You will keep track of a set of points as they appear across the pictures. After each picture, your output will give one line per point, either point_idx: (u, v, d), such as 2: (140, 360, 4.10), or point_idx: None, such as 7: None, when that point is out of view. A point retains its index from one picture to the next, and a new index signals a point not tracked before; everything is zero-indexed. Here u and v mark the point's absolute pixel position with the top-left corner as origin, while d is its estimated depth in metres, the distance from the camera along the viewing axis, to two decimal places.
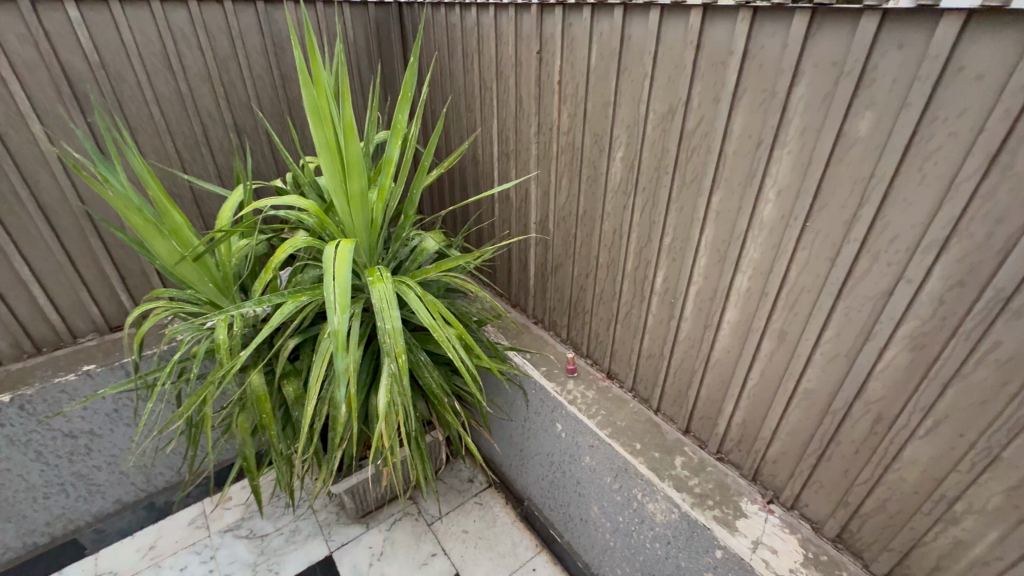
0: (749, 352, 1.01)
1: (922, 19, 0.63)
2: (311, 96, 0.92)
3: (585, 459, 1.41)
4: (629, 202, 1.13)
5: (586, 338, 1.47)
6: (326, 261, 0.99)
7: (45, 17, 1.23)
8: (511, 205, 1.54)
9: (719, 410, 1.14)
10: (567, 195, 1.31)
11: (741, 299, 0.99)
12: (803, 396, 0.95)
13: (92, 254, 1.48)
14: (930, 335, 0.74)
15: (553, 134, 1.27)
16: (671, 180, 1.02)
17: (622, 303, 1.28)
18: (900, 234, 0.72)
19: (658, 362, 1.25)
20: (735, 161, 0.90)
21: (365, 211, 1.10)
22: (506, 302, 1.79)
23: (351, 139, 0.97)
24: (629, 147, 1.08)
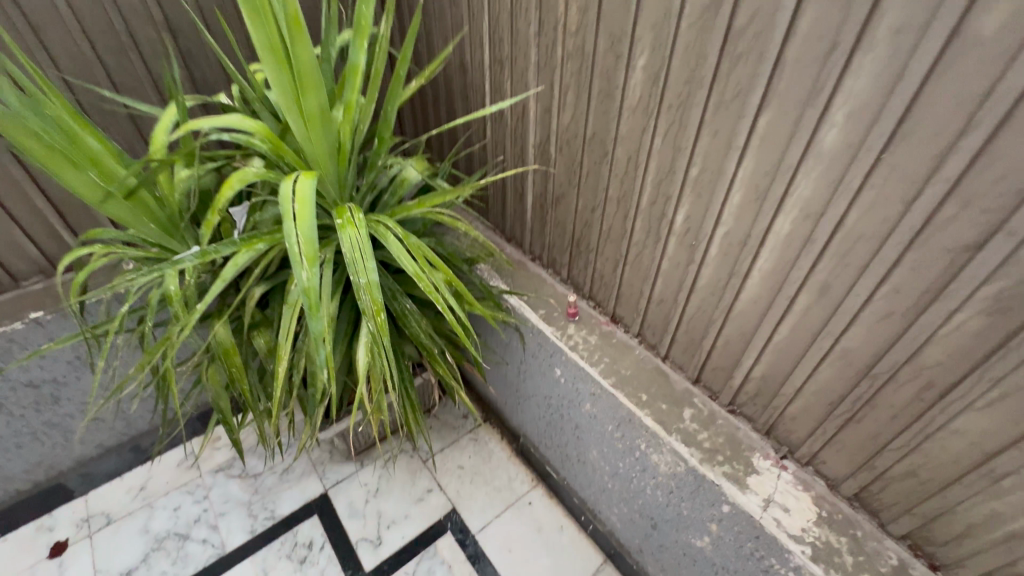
0: (781, 305, 0.89)
1: None
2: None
3: (585, 406, 1.34)
4: (650, 124, 0.94)
5: (589, 279, 1.33)
6: (283, 202, 0.80)
7: None
8: (505, 124, 1.32)
9: (736, 363, 1.04)
10: (573, 113, 1.10)
11: (779, 245, 0.84)
12: (840, 356, 0.84)
13: (16, 185, 1.27)
14: (1019, 299, 0.61)
15: (558, 35, 1.03)
16: (705, 97, 0.83)
17: (633, 242, 1.13)
18: (1010, 173, 0.56)
19: (670, 309, 1.13)
20: (795, 72, 0.70)
21: (328, 135, 0.89)
22: (499, 235, 1.62)
23: (297, 40, 0.74)
24: (655, 53, 0.87)
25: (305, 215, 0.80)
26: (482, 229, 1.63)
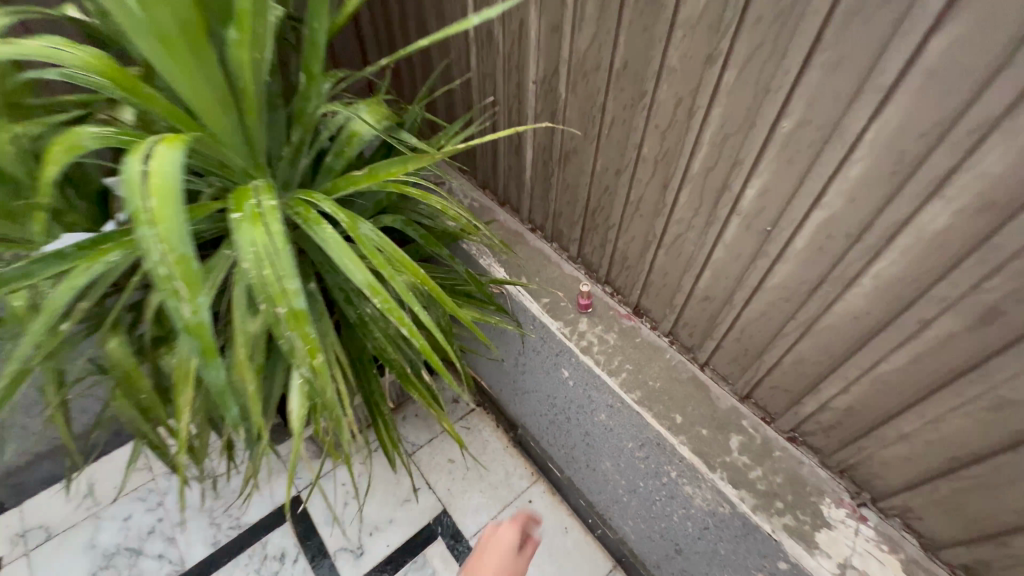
0: (903, 327, 0.61)
1: None
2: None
3: (599, 415, 1.09)
4: (722, 47, 0.61)
5: (606, 260, 1.03)
6: (127, 188, 0.49)
7: None
8: (496, 51, 0.96)
9: (809, 386, 0.78)
10: (596, 33, 0.76)
11: (921, 244, 0.55)
12: (990, 405, 0.58)
13: None
14: None
15: None
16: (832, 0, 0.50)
17: (672, 221, 0.83)
18: None
19: (719, 309, 0.85)
20: None
21: (207, 71, 0.55)
22: (489, 197, 1.29)
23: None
24: None
25: (162, 220, 0.48)
26: (468, 190, 1.31)
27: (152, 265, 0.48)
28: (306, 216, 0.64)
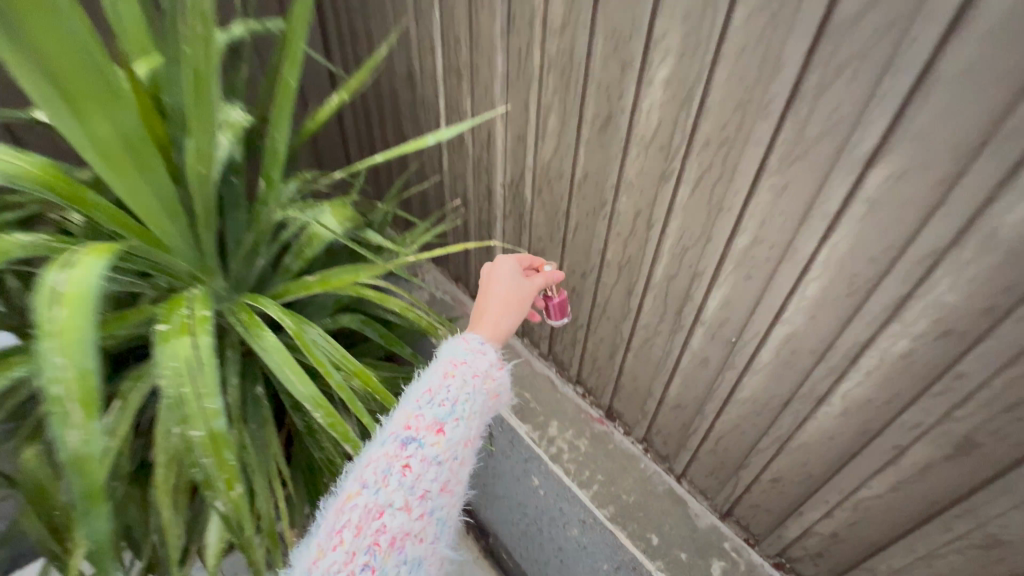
0: (877, 454, 0.57)
1: None
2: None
3: (570, 529, 1.00)
4: (671, 168, 0.63)
5: (577, 359, 1.00)
6: (37, 298, 0.43)
7: None
8: (466, 155, 0.99)
9: (790, 509, 0.72)
10: (556, 147, 0.78)
11: (884, 369, 0.53)
12: (979, 545, 0.53)
13: None
14: None
15: (535, 35, 0.71)
16: (770, 135, 0.51)
17: (639, 327, 0.81)
18: None
19: (691, 419, 0.81)
20: (956, 100, 0.39)
21: None
22: (462, 287, 1.27)
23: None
24: (684, 63, 0.55)
25: (72, 328, 0.42)
26: (442, 283, 1.30)
27: (43, 382, 0.41)
28: (247, 324, 0.61)
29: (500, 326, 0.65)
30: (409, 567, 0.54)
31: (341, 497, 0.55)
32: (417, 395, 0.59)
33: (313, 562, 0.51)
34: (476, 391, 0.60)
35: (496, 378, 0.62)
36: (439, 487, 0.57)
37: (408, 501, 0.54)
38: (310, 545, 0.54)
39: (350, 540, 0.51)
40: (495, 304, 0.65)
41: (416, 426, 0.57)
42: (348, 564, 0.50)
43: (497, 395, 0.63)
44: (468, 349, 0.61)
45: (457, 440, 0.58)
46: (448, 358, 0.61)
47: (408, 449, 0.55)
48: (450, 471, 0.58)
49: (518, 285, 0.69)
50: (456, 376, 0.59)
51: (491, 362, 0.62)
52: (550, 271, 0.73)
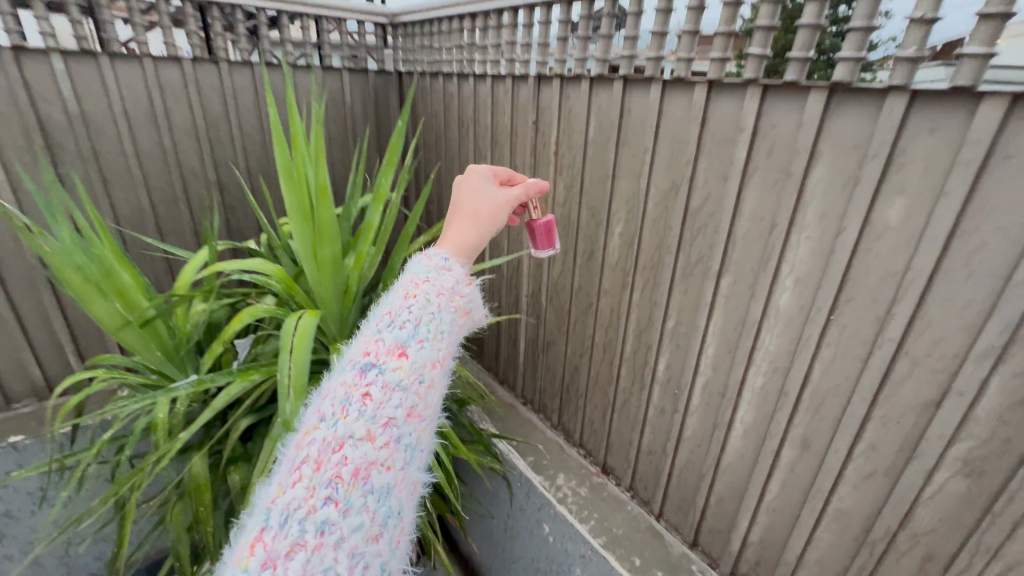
0: (767, 461, 0.88)
1: (958, 102, 0.55)
2: (275, 118, 0.85)
3: (575, 572, 1.19)
4: (628, 280, 1.04)
5: (579, 426, 1.32)
6: (284, 336, 0.87)
7: (26, 67, 1.15)
8: (502, 274, 1.44)
9: (732, 525, 0.98)
10: (562, 268, 1.22)
11: (756, 398, 0.86)
12: (833, 518, 0.80)
13: (43, 311, 1.34)
14: (990, 460, 0.62)
15: (548, 205, 1.20)
16: (674, 262, 0.93)
17: (619, 390, 1.16)
18: (946, 337, 0.62)
19: (660, 460, 1.10)
20: (745, 245, 0.81)
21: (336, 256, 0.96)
22: (492, 376, 1.64)
23: (318, 168, 0.91)
24: (629, 224, 1.01)
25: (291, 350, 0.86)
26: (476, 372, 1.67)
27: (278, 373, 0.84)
28: None
29: (467, 240, 0.74)
30: (379, 497, 0.54)
31: (299, 438, 0.55)
32: (378, 326, 0.61)
33: (271, 502, 0.51)
34: (439, 312, 0.63)
35: (462, 295, 0.67)
36: (405, 414, 0.56)
37: (370, 431, 0.54)
38: (270, 486, 0.54)
39: (309, 477, 0.51)
40: (464, 220, 0.76)
41: (376, 354, 0.58)
42: (308, 500, 0.50)
43: (465, 311, 0.68)
44: (431, 268, 0.67)
45: (421, 363, 0.59)
46: (409, 283, 0.65)
47: (368, 376, 0.56)
48: (416, 396, 0.58)
49: (488, 202, 0.79)
50: (417, 298, 0.63)
51: (457, 281, 0.67)
52: (525, 186, 0.84)
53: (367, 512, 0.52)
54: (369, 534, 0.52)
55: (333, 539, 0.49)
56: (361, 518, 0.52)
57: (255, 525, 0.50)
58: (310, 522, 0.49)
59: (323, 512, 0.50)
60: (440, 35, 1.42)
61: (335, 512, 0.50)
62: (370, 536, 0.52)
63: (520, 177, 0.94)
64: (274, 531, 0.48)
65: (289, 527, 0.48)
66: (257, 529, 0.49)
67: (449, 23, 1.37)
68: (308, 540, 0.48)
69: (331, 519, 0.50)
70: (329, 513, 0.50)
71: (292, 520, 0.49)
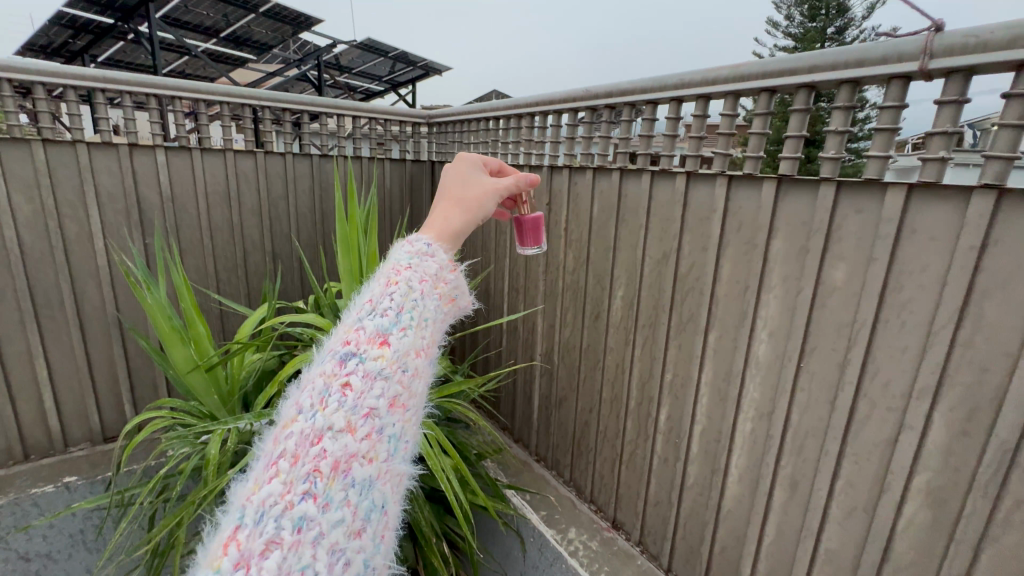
0: (761, 504, 0.95)
1: (871, 190, 0.72)
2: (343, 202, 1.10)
3: None
4: (630, 337, 1.18)
5: (590, 480, 1.38)
6: None
7: (137, 159, 1.43)
8: (518, 336, 1.58)
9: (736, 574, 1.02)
10: (572, 328, 1.37)
11: (747, 442, 0.96)
12: (826, 558, 0.86)
13: (111, 361, 1.52)
14: (947, 489, 0.70)
15: (559, 273, 1.37)
16: (668, 319, 1.07)
17: (626, 442, 1.24)
18: (892, 378, 0.73)
19: (666, 511, 1.16)
20: (726, 304, 0.95)
21: None
22: (508, 435, 1.71)
23: (370, 239, 1.14)
24: (629, 287, 1.16)
25: None
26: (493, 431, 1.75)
27: None
28: None
29: (450, 223, 0.60)
30: (361, 491, 0.42)
31: (275, 430, 0.43)
32: (355, 312, 0.49)
33: (243, 498, 0.38)
34: (425, 299, 0.50)
35: (448, 282, 0.54)
36: (389, 405, 0.44)
37: (350, 422, 0.42)
38: (241, 484, 0.41)
39: (285, 470, 0.39)
40: (443, 205, 0.63)
41: (355, 340, 0.45)
42: (284, 496, 0.38)
43: (452, 307, 0.56)
44: (412, 253, 0.53)
45: (406, 350, 0.46)
46: (390, 265, 0.52)
47: (348, 365, 0.44)
48: (401, 385, 0.46)
49: (473, 186, 0.66)
50: (400, 284, 0.49)
51: (441, 266, 0.54)
52: (515, 178, 0.74)
53: (348, 508, 0.40)
54: (351, 530, 0.40)
55: (310, 539, 0.37)
56: (342, 513, 0.40)
57: (224, 526, 0.37)
58: (287, 518, 0.37)
59: (301, 508, 0.37)
60: (468, 133, 1.70)
61: (312, 509, 0.38)
62: (352, 535, 0.40)
63: (511, 168, 0.84)
64: (248, 528, 0.36)
65: (265, 524, 0.36)
66: (228, 528, 0.37)
67: (478, 124, 1.65)
68: (284, 538, 0.36)
69: (308, 516, 0.38)
70: (306, 510, 0.38)
71: (266, 517, 0.36)
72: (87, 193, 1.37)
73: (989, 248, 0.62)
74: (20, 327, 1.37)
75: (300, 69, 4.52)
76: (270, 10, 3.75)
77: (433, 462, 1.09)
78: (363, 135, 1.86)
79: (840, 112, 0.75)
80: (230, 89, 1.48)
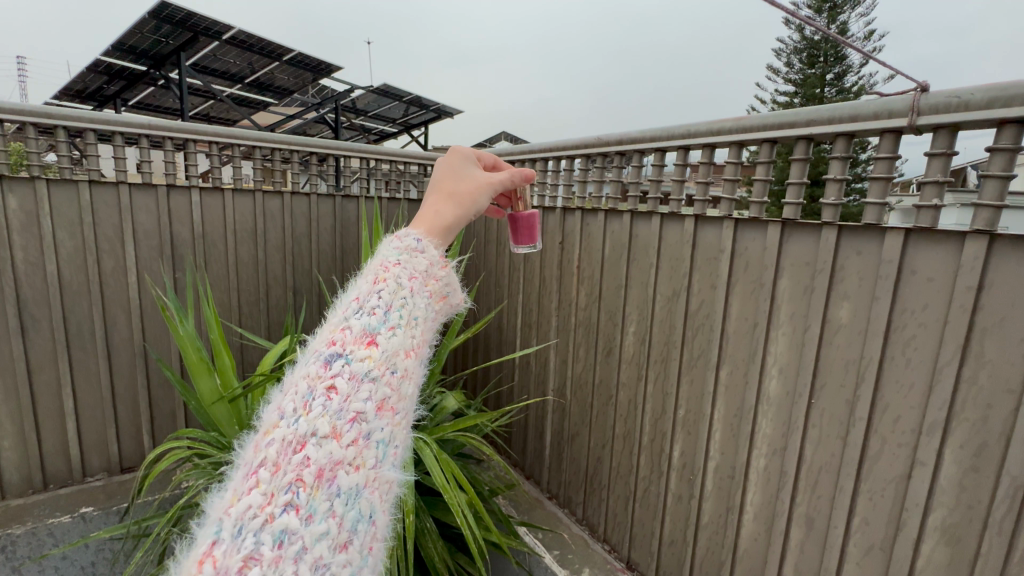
0: (778, 543, 0.94)
1: (871, 233, 0.77)
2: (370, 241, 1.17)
3: None
4: (643, 372, 1.20)
5: (603, 519, 1.37)
6: None
7: (174, 199, 1.52)
8: (530, 370, 1.60)
9: None
10: (584, 364, 1.39)
11: (761, 479, 0.96)
12: None
13: (133, 391, 1.55)
14: (962, 527, 0.70)
15: (572, 309, 1.41)
16: (680, 355, 1.10)
17: (640, 478, 1.24)
18: (901, 415, 0.75)
19: (681, 551, 1.14)
20: (736, 340, 0.98)
21: None
22: (520, 472, 1.70)
23: None
24: (641, 324, 1.20)
25: None
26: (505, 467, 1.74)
27: None
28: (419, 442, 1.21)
29: (440, 218, 0.56)
30: (349, 503, 0.37)
31: (255, 438, 0.39)
32: (340, 312, 0.45)
33: (220, 511, 0.34)
34: (414, 296, 0.47)
35: (438, 279, 0.52)
36: (378, 408, 0.40)
37: (335, 427, 0.38)
38: (220, 497, 0.37)
39: (265, 481, 0.35)
40: (432, 198, 0.59)
41: (340, 341, 0.42)
42: (264, 508, 0.33)
43: (442, 305, 0.53)
44: (400, 249, 0.50)
45: (395, 350, 0.43)
46: (378, 263, 0.49)
47: (333, 367, 0.40)
48: (391, 388, 0.42)
49: (465, 179, 0.62)
50: (388, 281, 0.47)
51: (431, 263, 0.51)
52: (511, 171, 0.70)
53: (334, 520, 0.36)
54: (338, 546, 0.35)
55: (292, 556, 0.33)
56: (328, 527, 0.35)
57: (197, 544, 0.33)
58: (267, 533, 0.33)
59: (282, 521, 0.33)
60: None
61: (295, 522, 0.34)
62: (339, 553, 0.35)
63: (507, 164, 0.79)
64: (225, 544, 0.32)
65: (243, 540, 0.32)
66: (204, 544, 0.33)
67: None
68: (263, 556, 0.32)
69: (290, 530, 0.33)
70: (287, 524, 0.33)
71: (245, 531, 0.32)
72: (125, 229, 1.46)
73: (985, 288, 0.66)
74: (52, 356, 1.42)
75: (320, 113, 4.74)
76: (293, 58, 4.00)
77: (448, 494, 1.10)
78: (383, 176, 1.96)
79: (837, 161, 0.80)
80: (261, 134, 1.59)
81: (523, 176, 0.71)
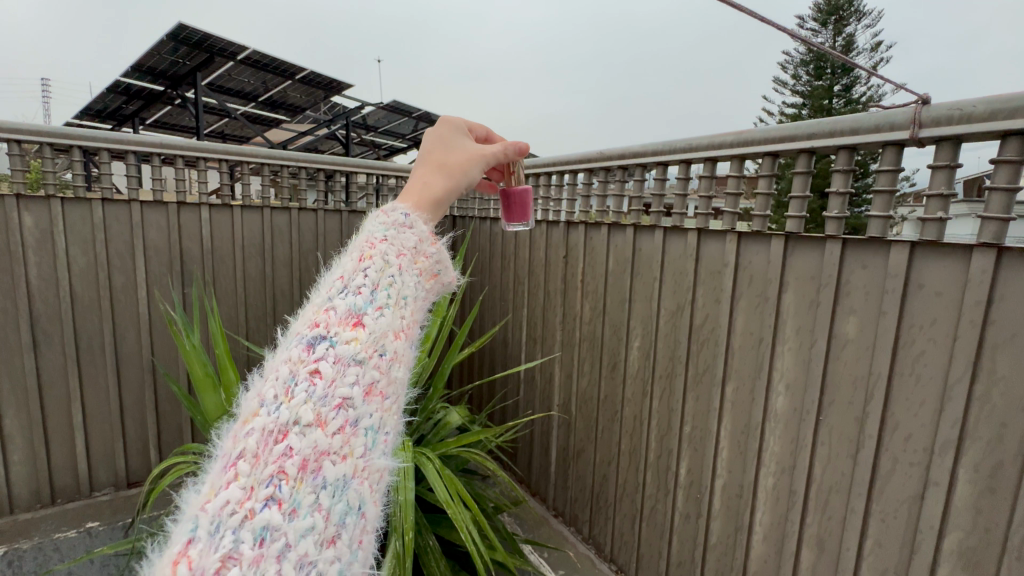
0: (788, 565, 0.91)
1: (876, 247, 0.76)
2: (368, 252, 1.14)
3: None
4: (648, 387, 1.19)
5: (610, 538, 1.33)
6: None
7: (184, 215, 1.55)
8: (535, 385, 1.59)
9: None
10: (589, 379, 1.38)
11: (770, 498, 0.94)
12: None
13: (142, 406, 1.57)
14: (980, 551, 0.67)
15: (577, 323, 1.41)
16: (684, 369, 1.09)
17: (646, 497, 1.22)
18: (912, 433, 0.73)
19: (690, 572, 1.10)
20: (741, 355, 0.97)
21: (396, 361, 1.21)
22: (525, 488, 1.69)
23: None
24: (644, 339, 1.19)
25: None
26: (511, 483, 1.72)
27: None
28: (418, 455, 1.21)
29: (430, 191, 0.56)
30: (335, 495, 0.35)
31: (234, 427, 0.37)
32: (324, 293, 0.44)
33: (197, 507, 0.33)
34: (402, 275, 0.46)
35: (427, 256, 0.51)
36: (366, 393, 0.39)
37: (320, 414, 0.36)
38: (198, 490, 0.35)
39: (245, 473, 0.33)
40: (421, 169, 0.58)
41: (324, 323, 0.41)
42: (244, 503, 0.32)
43: (432, 283, 0.52)
44: (387, 225, 0.49)
45: (382, 331, 0.42)
46: (364, 240, 0.48)
47: (316, 350, 0.39)
48: (379, 371, 0.41)
49: (456, 152, 0.62)
50: (374, 259, 0.46)
51: (420, 239, 0.50)
52: (504, 145, 0.69)
53: (320, 514, 0.34)
54: (324, 542, 0.34)
55: (275, 554, 0.31)
56: (313, 522, 0.33)
57: (172, 543, 0.31)
58: (247, 530, 0.31)
59: (263, 517, 0.32)
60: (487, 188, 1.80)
61: (277, 517, 0.32)
62: (326, 548, 0.34)
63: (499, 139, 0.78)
64: (201, 544, 0.30)
65: (221, 538, 0.30)
66: (177, 544, 0.31)
67: None
68: (242, 555, 0.30)
69: (272, 526, 0.32)
70: (269, 520, 0.32)
71: (223, 529, 0.31)
72: (136, 244, 1.48)
73: (995, 303, 0.64)
74: (63, 371, 1.44)
75: (330, 129, 4.81)
76: (304, 76, 4.09)
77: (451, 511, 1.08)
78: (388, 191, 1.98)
79: (840, 174, 0.80)
80: (271, 152, 1.62)
81: (518, 149, 0.71)
